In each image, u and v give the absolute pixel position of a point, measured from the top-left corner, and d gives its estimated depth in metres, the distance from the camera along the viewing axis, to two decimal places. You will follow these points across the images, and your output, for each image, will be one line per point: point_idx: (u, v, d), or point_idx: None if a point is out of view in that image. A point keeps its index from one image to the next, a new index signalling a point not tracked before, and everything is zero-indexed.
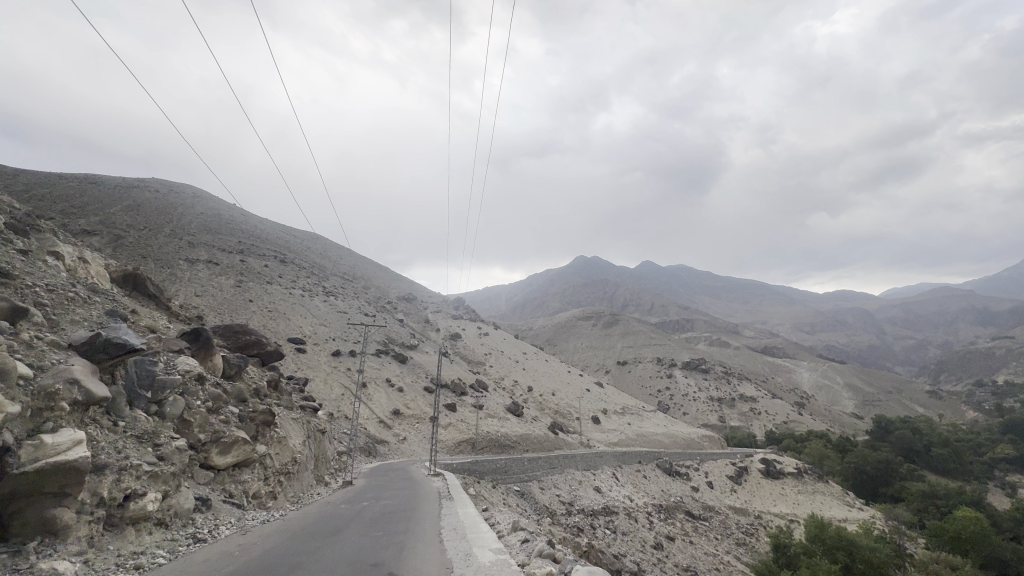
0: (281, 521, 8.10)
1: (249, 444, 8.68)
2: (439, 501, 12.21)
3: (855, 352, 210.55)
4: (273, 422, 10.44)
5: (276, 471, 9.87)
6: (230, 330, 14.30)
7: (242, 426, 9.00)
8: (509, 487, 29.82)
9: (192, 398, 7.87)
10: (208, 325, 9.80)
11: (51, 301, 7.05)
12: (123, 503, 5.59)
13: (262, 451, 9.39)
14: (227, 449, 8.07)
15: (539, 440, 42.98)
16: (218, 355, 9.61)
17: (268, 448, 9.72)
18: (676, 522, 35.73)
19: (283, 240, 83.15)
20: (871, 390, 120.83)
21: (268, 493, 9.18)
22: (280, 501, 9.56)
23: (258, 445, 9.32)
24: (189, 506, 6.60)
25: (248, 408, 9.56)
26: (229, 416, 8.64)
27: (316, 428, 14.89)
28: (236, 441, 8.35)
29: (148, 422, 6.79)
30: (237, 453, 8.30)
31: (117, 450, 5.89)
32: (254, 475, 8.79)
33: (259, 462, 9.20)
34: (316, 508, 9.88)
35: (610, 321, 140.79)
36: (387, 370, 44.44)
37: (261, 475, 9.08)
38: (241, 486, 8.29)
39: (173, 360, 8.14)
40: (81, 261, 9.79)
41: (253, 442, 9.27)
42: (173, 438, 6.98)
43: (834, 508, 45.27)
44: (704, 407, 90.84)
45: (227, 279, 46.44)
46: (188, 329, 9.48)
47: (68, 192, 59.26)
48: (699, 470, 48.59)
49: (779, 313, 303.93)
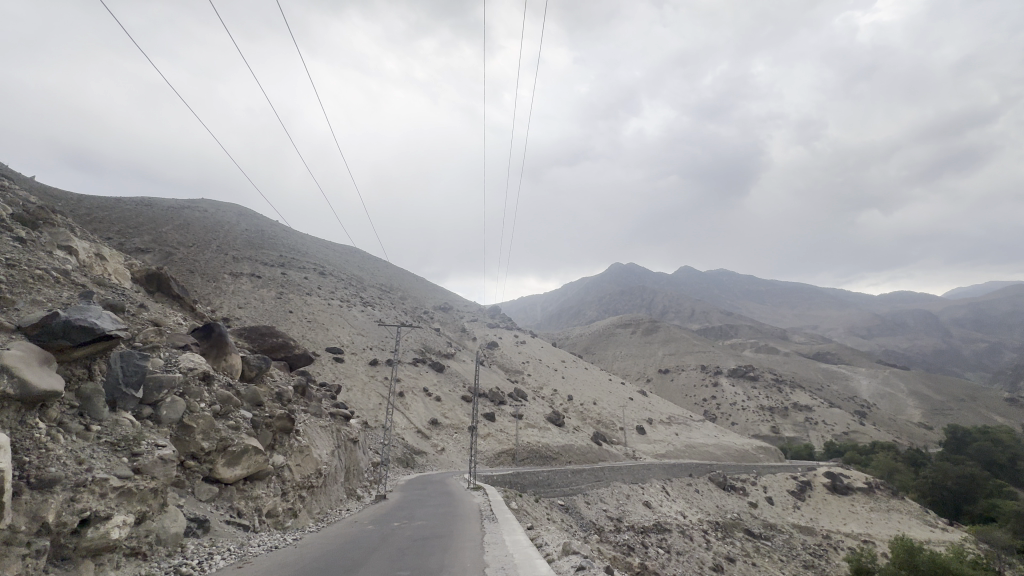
0: (294, 547, 7.05)
1: (262, 455, 7.80)
2: (479, 522, 10.91)
3: (918, 358, 195.24)
4: (294, 430, 9.54)
5: (297, 485, 8.91)
6: (256, 332, 13.72)
7: (256, 434, 8.09)
8: (552, 501, 28.15)
9: (194, 400, 7.08)
10: (225, 323, 9.10)
11: (10, 280, 6.23)
12: (79, 529, 4.58)
13: (280, 462, 8.48)
14: (235, 460, 7.20)
15: (583, 452, 40.98)
16: (236, 354, 8.84)
17: (286, 458, 8.78)
18: (735, 542, 32.85)
19: (324, 254, 85.35)
20: (941, 398, 110.94)
21: (287, 510, 8.27)
22: (301, 520, 8.58)
23: (275, 456, 8.40)
24: (177, 529, 5.65)
25: (264, 413, 8.62)
26: (243, 421, 7.82)
27: (347, 437, 14.03)
28: (247, 450, 7.44)
29: (134, 428, 5.94)
30: (247, 464, 7.41)
31: (78, 461, 4.95)
32: (268, 490, 7.86)
33: (278, 474, 8.32)
34: (341, 530, 8.87)
35: (649, 327, 136.55)
36: (425, 378, 43.82)
37: (279, 490, 8.17)
38: (253, 503, 7.38)
39: (173, 356, 7.37)
40: (98, 257, 9.32)
41: (269, 452, 8.33)
42: (161, 446, 6.07)
43: (913, 529, 40.74)
44: (755, 417, 85.61)
45: (268, 291, 47.39)
46: (201, 326, 8.82)
47: (125, 214, 62.59)
48: (756, 485, 45.16)
49: (831, 318, 287.24)
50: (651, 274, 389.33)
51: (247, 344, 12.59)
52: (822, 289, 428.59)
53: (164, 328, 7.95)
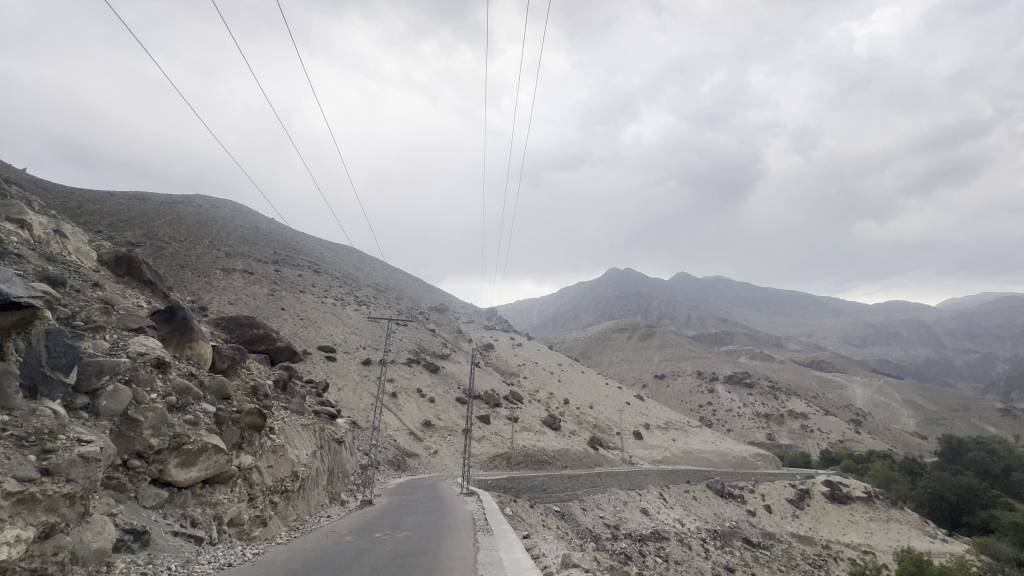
0: (252, 563, 6.18)
1: (225, 455, 7.05)
2: (471, 534, 10.06)
3: (911, 367, 195.39)
4: (268, 429, 8.77)
5: (269, 489, 8.09)
6: (235, 323, 13.01)
7: (220, 430, 7.33)
8: (548, 507, 27.27)
9: (142, 390, 6.39)
10: (189, 307, 8.51)
11: None
12: None
13: (249, 464, 7.71)
14: (191, 460, 6.46)
15: (580, 457, 40.12)
16: (203, 341, 8.16)
17: (256, 459, 7.97)
18: (734, 551, 32.01)
19: (319, 252, 84.29)
20: (935, 408, 110.74)
21: (255, 518, 7.50)
22: (270, 529, 7.79)
23: (242, 457, 7.63)
24: (100, 545, 4.77)
25: (231, 408, 7.89)
26: (205, 416, 7.14)
27: (332, 436, 13.19)
28: (205, 449, 6.69)
29: (57, 420, 5.16)
30: (204, 467, 6.66)
31: None
32: (232, 495, 7.07)
33: (245, 477, 7.56)
34: (317, 541, 8.06)
35: (646, 332, 135.96)
36: (419, 379, 42.89)
37: (247, 495, 7.39)
38: (212, 509, 6.59)
39: (120, 340, 6.77)
40: (57, 234, 8.50)
41: (235, 451, 7.56)
42: (86, 442, 5.22)
43: (913, 539, 40.01)
44: (750, 424, 85.02)
45: (261, 288, 46.35)
46: (163, 309, 8.23)
47: (117, 208, 61.34)
48: (754, 493, 44.43)
49: (826, 326, 287.97)
50: (647, 279, 389.23)
51: (224, 335, 11.89)
52: (817, 298, 429.70)
53: (116, 311, 7.34)
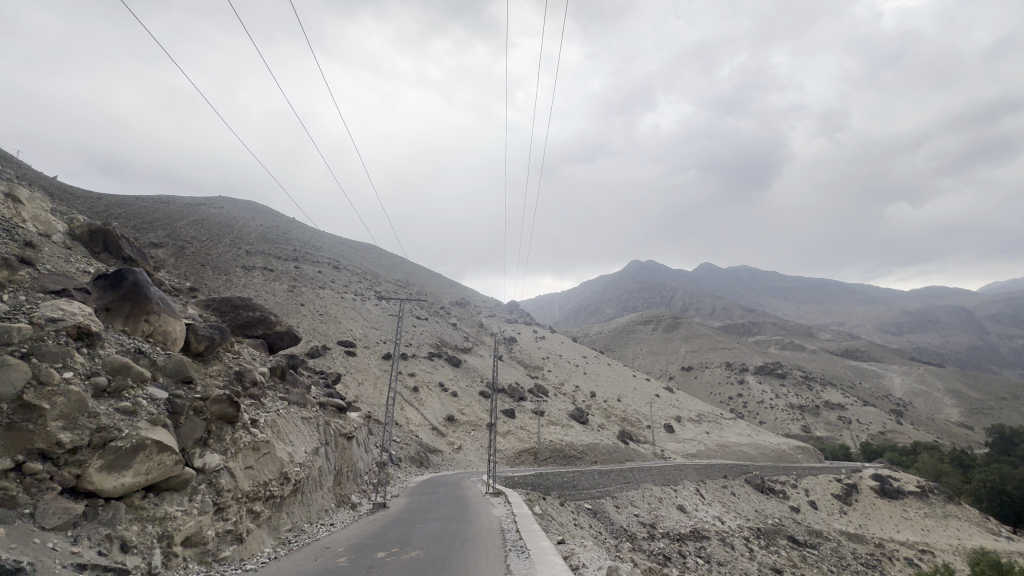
0: None
1: (174, 456, 6.17)
2: (497, 555, 8.55)
3: (951, 355, 186.09)
4: (245, 425, 7.93)
5: (245, 498, 7.18)
6: (228, 305, 11.90)
7: (172, 424, 6.54)
8: (579, 505, 25.70)
9: (50, 366, 5.56)
10: (143, 269, 7.92)
11: None
12: None
13: (215, 466, 6.88)
14: (122, 463, 5.55)
15: (610, 451, 38.36)
16: (160, 316, 7.69)
17: (226, 460, 7.14)
18: (780, 551, 29.75)
19: (340, 250, 84.20)
20: (982, 396, 104.35)
21: (226, 533, 6.64)
22: (247, 548, 6.93)
23: (208, 456, 6.83)
24: None
25: (194, 396, 7.18)
26: (149, 405, 6.38)
27: (341, 432, 12.03)
28: (141, 447, 5.79)
29: None
30: (142, 471, 5.72)
31: None
32: (190, 507, 6.19)
33: (212, 482, 6.73)
34: (304, 561, 7.03)
35: (671, 323, 132.60)
36: (441, 373, 41.74)
37: (212, 507, 6.50)
38: (156, 527, 5.64)
39: (26, 302, 6.10)
40: (7, 199, 7.85)
41: (197, 451, 6.72)
42: None
43: (974, 537, 36.98)
44: (784, 416, 81.56)
45: (280, 284, 46.03)
46: (109, 273, 7.69)
47: (143, 212, 61.91)
48: (797, 488, 41.93)
49: (858, 313, 276.92)
50: (669, 271, 381.45)
51: (213, 318, 10.91)
52: (849, 284, 413.76)
53: (38, 277, 6.71)
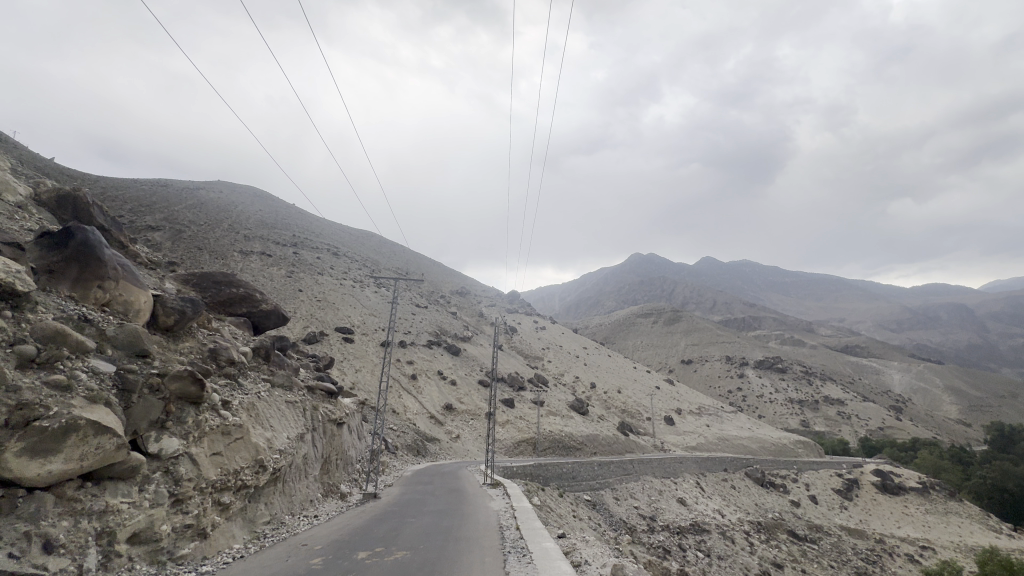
0: None
1: (117, 441, 5.54)
2: (492, 557, 7.91)
3: (951, 352, 185.67)
4: (214, 408, 7.34)
5: (211, 490, 6.60)
6: (209, 281, 11.28)
7: (117, 403, 5.94)
8: (578, 497, 25.21)
9: None
10: (95, 228, 7.56)
11: None
12: None
13: (174, 452, 6.29)
14: (48, 448, 4.91)
15: (609, 442, 37.95)
16: (115, 283, 7.36)
17: (189, 447, 6.55)
18: (780, 546, 29.36)
19: (340, 237, 83.47)
20: (982, 394, 104.06)
21: (186, 529, 6.09)
22: (210, 545, 6.40)
23: (165, 441, 6.26)
24: None
25: (150, 373, 6.66)
26: (87, 380, 5.81)
27: (331, 418, 11.41)
28: (74, 428, 5.16)
29: None
30: (75, 457, 5.10)
31: None
32: (138, 499, 5.61)
33: (169, 470, 6.15)
34: (276, 560, 6.48)
35: (671, 317, 132.06)
36: (440, 361, 41.26)
37: (168, 499, 5.94)
38: (93, 523, 5.03)
39: None
40: None
41: (149, 435, 6.12)
42: None
43: (975, 535, 36.63)
44: (783, 410, 81.23)
45: (278, 269, 45.41)
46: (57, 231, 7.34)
47: (141, 195, 61.17)
48: (798, 482, 41.55)
49: (859, 309, 276.32)
50: (671, 265, 379.94)
51: (190, 292, 10.36)
52: (850, 279, 412.92)
53: None
